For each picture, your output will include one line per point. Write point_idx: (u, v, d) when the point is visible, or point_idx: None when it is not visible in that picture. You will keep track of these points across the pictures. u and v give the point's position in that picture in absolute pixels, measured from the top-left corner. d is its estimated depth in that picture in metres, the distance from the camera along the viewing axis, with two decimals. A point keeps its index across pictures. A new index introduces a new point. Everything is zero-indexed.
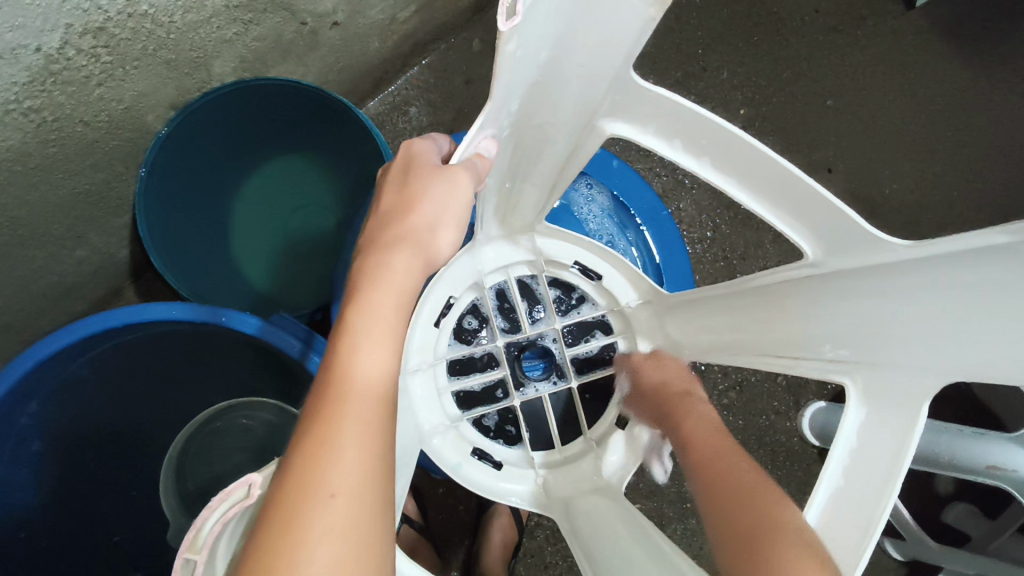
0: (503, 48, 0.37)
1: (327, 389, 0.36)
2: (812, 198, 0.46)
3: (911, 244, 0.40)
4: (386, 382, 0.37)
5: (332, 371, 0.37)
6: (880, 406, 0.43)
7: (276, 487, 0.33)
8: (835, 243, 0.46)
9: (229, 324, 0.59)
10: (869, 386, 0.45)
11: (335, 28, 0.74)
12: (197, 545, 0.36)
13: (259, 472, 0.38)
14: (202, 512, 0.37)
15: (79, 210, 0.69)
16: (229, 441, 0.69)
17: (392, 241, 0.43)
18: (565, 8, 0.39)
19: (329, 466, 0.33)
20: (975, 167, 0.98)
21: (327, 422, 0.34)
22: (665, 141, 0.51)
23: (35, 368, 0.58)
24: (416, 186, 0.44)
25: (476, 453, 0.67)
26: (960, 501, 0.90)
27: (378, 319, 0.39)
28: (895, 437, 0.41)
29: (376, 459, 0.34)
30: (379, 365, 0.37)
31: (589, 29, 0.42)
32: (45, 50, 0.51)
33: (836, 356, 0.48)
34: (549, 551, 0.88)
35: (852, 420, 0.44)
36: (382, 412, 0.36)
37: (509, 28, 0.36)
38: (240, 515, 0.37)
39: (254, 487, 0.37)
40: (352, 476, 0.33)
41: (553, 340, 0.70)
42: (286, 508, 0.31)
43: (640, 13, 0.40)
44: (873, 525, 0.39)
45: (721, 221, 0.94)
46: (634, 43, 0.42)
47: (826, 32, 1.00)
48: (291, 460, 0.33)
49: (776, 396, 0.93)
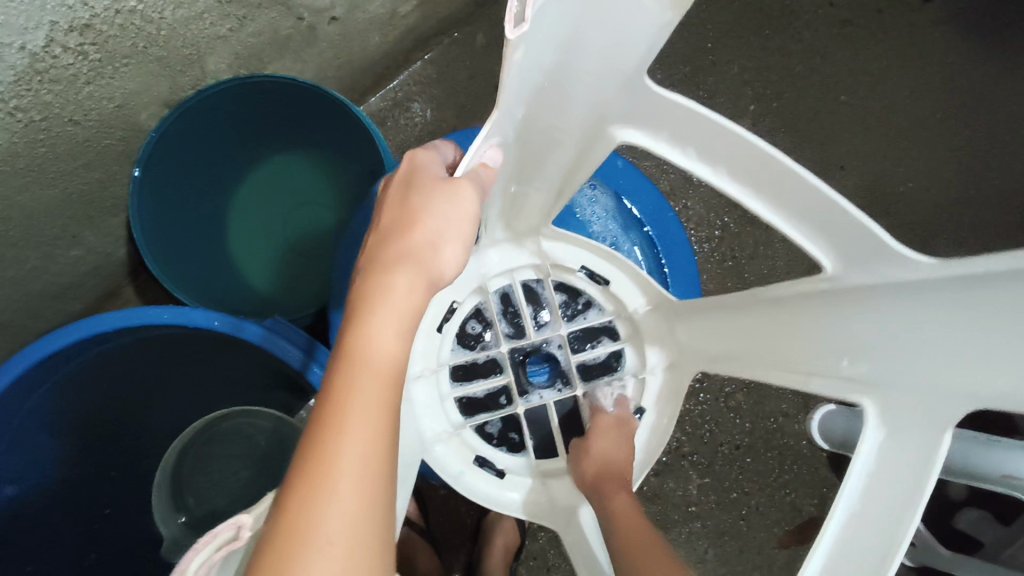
0: (511, 56, 0.35)
1: (324, 421, 0.34)
2: (827, 208, 0.44)
3: (931, 262, 0.38)
4: (385, 410, 0.35)
5: (330, 401, 0.35)
6: (904, 420, 0.41)
7: (269, 529, 0.32)
8: (861, 257, 0.44)
9: (221, 329, 0.57)
10: (886, 411, 0.42)
11: (333, 23, 0.72)
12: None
13: (248, 511, 0.38)
14: (188, 554, 0.37)
15: (72, 210, 0.67)
16: (221, 449, 0.69)
17: (394, 260, 0.40)
18: (571, 10, 0.37)
19: (325, 512, 0.31)
20: (993, 164, 0.95)
21: (322, 459, 0.33)
22: (678, 148, 0.49)
23: (23, 375, 0.56)
24: (418, 200, 0.42)
25: (478, 461, 0.66)
26: (975, 507, 0.87)
27: (379, 340, 0.37)
28: (923, 451, 0.38)
29: (372, 505, 0.33)
30: (376, 390, 0.35)
31: (603, 32, 0.39)
32: (30, 48, 0.50)
33: (853, 371, 0.46)
34: (552, 554, 0.87)
35: (871, 445, 0.42)
36: (381, 442, 0.34)
37: (517, 36, 0.33)
38: (224, 559, 0.37)
39: (242, 530, 0.37)
40: (349, 523, 0.31)
41: (559, 346, 0.68)
42: (281, 556, 0.30)
43: (657, 18, 0.38)
44: (898, 540, 0.36)
45: (731, 219, 0.92)
46: (651, 46, 0.40)
47: (839, 25, 0.97)
48: (287, 502, 0.32)
49: (785, 399, 0.91)
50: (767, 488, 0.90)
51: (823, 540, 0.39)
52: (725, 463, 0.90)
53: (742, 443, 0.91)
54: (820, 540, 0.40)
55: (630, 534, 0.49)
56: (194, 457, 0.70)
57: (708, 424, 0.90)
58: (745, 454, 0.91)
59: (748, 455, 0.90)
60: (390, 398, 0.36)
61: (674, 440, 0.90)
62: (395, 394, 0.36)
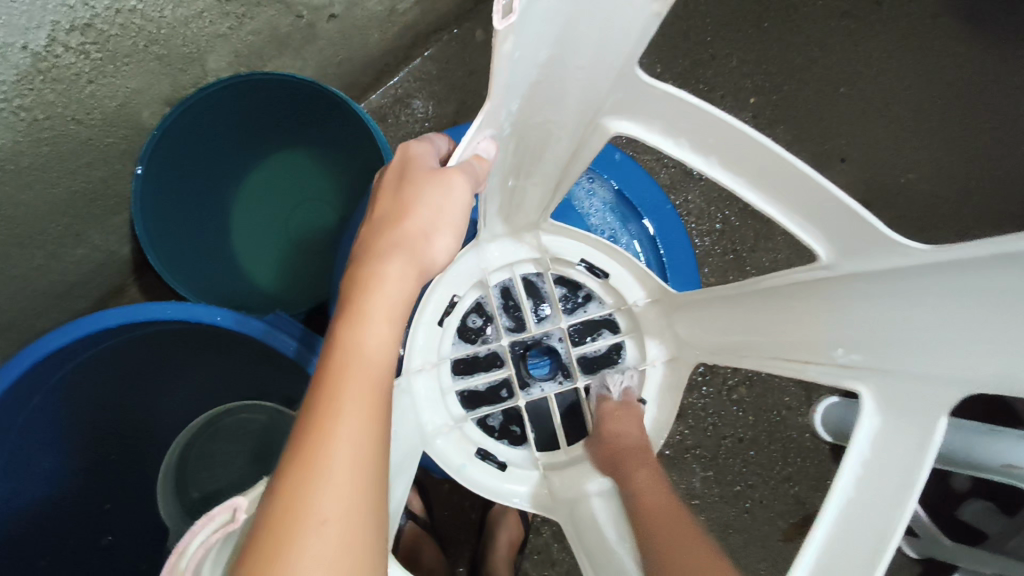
0: (500, 47, 0.35)
1: (319, 404, 0.34)
2: (821, 198, 0.44)
3: (924, 249, 0.38)
4: (378, 394, 0.36)
5: (324, 385, 0.35)
6: (898, 411, 0.41)
7: (263, 510, 0.32)
8: (853, 245, 0.44)
9: (223, 324, 0.58)
10: (883, 395, 0.42)
11: (332, 20, 0.73)
12: (179, 568, 0.36)
13: (245, 494, 0.38)
14: (185, 535, 0.37)
15: (77, 208, 0.68)
16: (223, 443, 0.73)
17: (388, 248, 0.40)
18: (564, 6, 0.37)
19: (320, 492, 0.32)
20: (995, 154, 0.95)
21: (317, 439, 0.33)
22: (672, 139, 0.49)
23: (30, 370, 0.57)
24: (410, 191, 0.42)
25: (480, 454, 0.66)
26: (978, 498, 0.87)
27: (373, 325, 0.37)
28: (915, 440, 0.39)
29: (366, 487, 0.33)
30: (368, 374, 0.36)
31: (594, 25, 0.40)
32: (33, 47, 0.51)
33: (848, 361, 0.46)
34: (556, 548, 0.87)
35: (866, 428, 0.42)
36: (374, 424, 0.35)
37: (505, 27, 0.34)
38: (222, 541, 0.37)
39: (239, 512, 0.37)
40: (342, 504, 0.32)
41: (559, 339, 0.70)
42: (275, 535, 0.31)
43: (643, 10, 0.38)
44: (889, 531, 0.36)
45: (731, 212, 0.92)
46: (639, 37, 0.40)
47: (839, 17, 0.97)
48: (281, 484, 0.32)
49: (788, 391, 0.91)
50: (770, 481, 0.91)
51: (819, 526, 0.40)
52: (727, 456, 0.90)
53: (745, 436, 0.91)
54: (816, 528, 0.40)
55: (662, 511, 0.50)
56: (198, 452, 0.72)
57: (711, 417, 0.91)
58: (748, 447, 0.91)
59: (750, 448, 0.91)
60: (383, 383, 0.36)
61: (676, 433, 0.90)
62: (387, 379, 0.37)
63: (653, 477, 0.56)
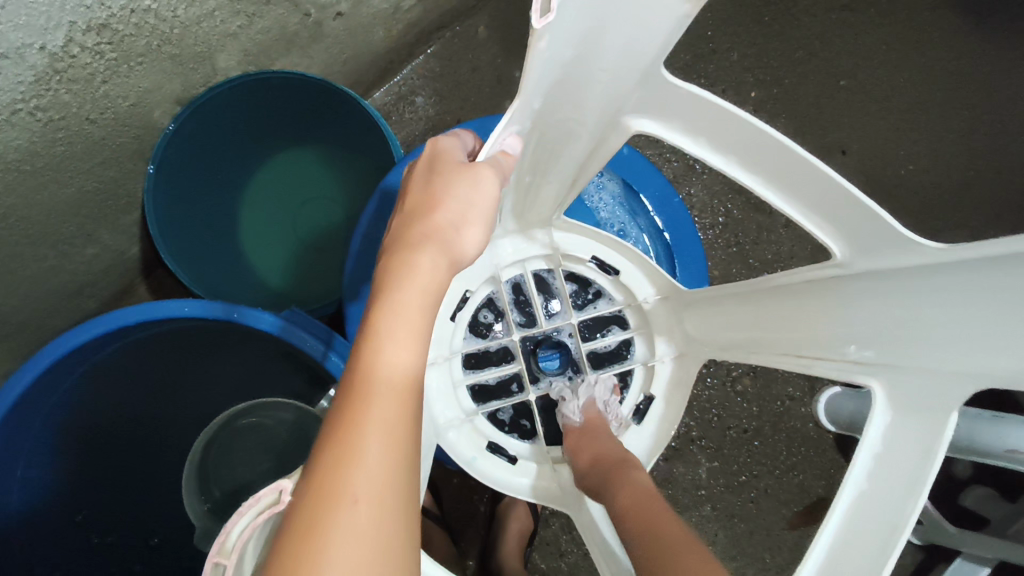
0: (535, 45, 0.36)
1: (342, 428, 0.34)
2: (841, 200, 0.45)
3: (940, 247, 0.39)
4: (401, 424, 0.35)
5: (345, 412, 0.35)
6: (909, 408, 0.42)
7: (277, 541, 0.31)
8: (869, 243, 0.45)
9: (242, 321, 0.58)
10: (895, 392, 0.43)
11: (338, 19, 0.73)
12: (227, 548, 0.38)
13: (288, 478, 0.39)
14: (232, 517, 0.39)
15: (88, 208, 0.69)
16: (245, 442, 0.71)
17: (418, 240, 0.41)
18: (594, 7, 0.37)
19: (337, 526, 0.31)
20: (993, 144, 0.96)
21: (337, 470, 0.32)
22: (691, 137, 0.50)
23: (50, 368, 0.58)
24: (440, 184, 0.43)
25: (491, 447, 0.67)
26: (978, 484, 0.89)
27: (396, 349, 0.37)
28: (928, 438, 0.39)
29: (399, 470, 0.34)
30: (392, 398, 0.35)
31: (622, 28, 0.40)
32: (50, 48, 0.51)
33: (861, 357, 0.46)
34: (564, 539, 0.88)
35: (878, 423, 0.43)
36: (397, 459, 0.34)
37: (542, 26, 0.34)
38: (266, 523, 0.38)
39: (282, 495, 0.38)
40: (375, 484, 0.32)
41: (569, 335, 0.70)
42: (293, 563, 0.30)
43: (674, 10, 0.38)
44: (903, 520, 0.37)
45: (733, 205, 0.93)
46: (665, 41, 0.41)
47: (838, 10, 0.98)
48: (302, 510, 0.32)
49: (791, 382, 0.92)
50: (775, 471, 0.92)
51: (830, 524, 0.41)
52: (733, 447, 0.91)
53: (750, 428, 0.92)
54: (826, 529, 0.40)
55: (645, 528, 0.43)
56: (219, 447, 0.71)
57: (715, 409, 0.92)
58: (752, 438, 0.92)
59: (755, 439, 0.92)
60: (406, 412, 0.35)
61: (683, 425, 0.91)
62: (412, 404, 0.36)
63: (641, 491, 0.49)
